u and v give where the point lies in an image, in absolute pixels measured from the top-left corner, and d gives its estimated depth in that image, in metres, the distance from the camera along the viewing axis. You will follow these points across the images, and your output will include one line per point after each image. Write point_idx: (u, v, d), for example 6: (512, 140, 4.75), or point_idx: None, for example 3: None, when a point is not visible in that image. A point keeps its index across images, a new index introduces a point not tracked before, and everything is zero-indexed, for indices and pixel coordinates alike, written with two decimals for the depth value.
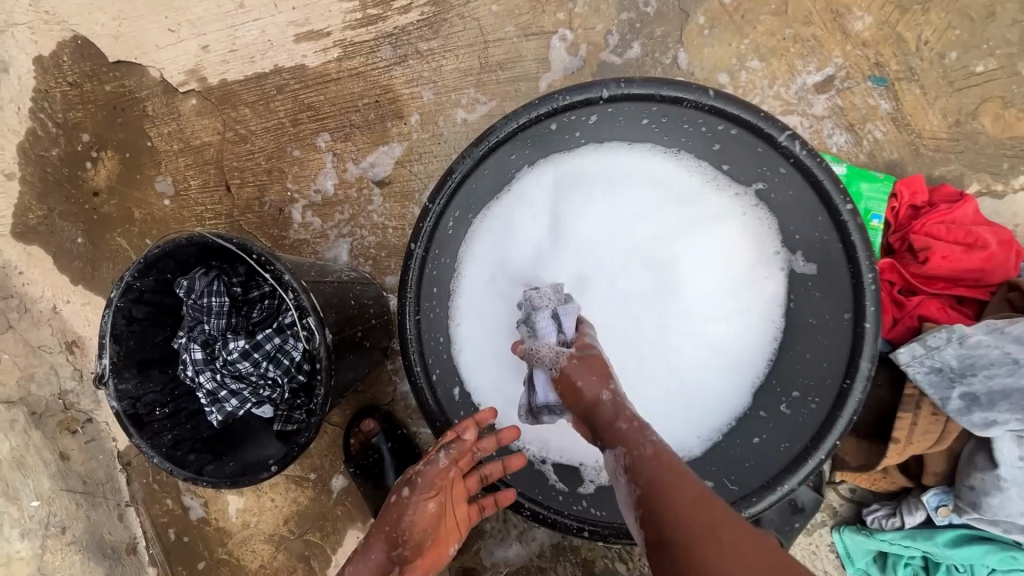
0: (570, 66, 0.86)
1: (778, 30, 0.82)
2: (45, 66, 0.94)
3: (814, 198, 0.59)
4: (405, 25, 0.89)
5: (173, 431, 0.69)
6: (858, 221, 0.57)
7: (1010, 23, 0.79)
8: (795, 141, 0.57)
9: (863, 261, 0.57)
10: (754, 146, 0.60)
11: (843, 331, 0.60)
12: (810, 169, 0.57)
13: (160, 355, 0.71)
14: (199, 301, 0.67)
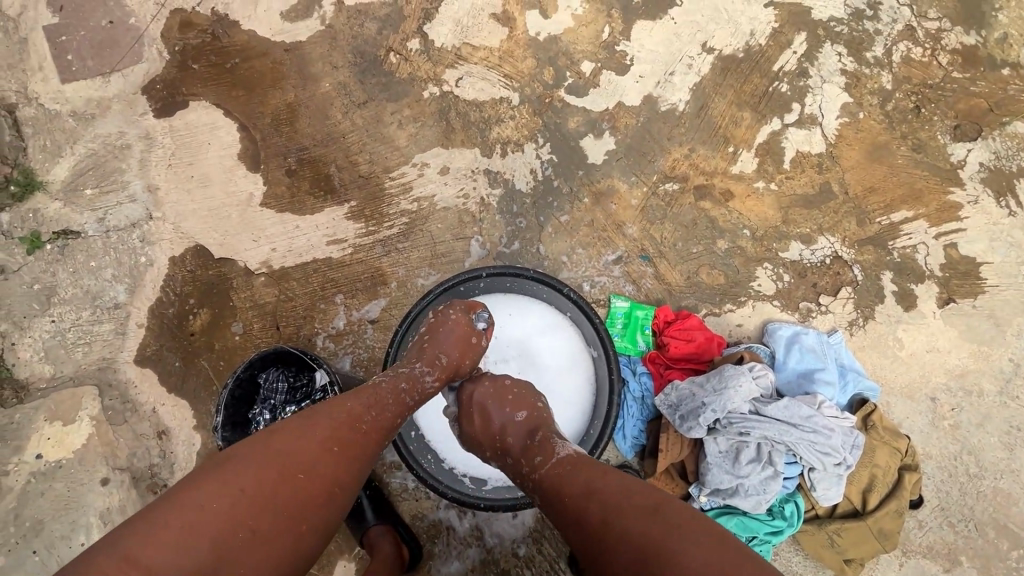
0: (480, 253, 1.56)
1: (590, 234, 1.54)
2: (175, 261, 1.59)
3: (587, 318, 1.28)
4: (390, 235, 1.59)
5: None
6: (603, 329, 1.25)
7: (706, 228, 1.52)
8: (572, 292, 1.27)
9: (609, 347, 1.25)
10: (558, 294, 1.30)
11: (608, 384, 1.25)
12: (582, 305, 1.27)
13: (243, 419, 1.25)
14: (272, 385, 1.26)
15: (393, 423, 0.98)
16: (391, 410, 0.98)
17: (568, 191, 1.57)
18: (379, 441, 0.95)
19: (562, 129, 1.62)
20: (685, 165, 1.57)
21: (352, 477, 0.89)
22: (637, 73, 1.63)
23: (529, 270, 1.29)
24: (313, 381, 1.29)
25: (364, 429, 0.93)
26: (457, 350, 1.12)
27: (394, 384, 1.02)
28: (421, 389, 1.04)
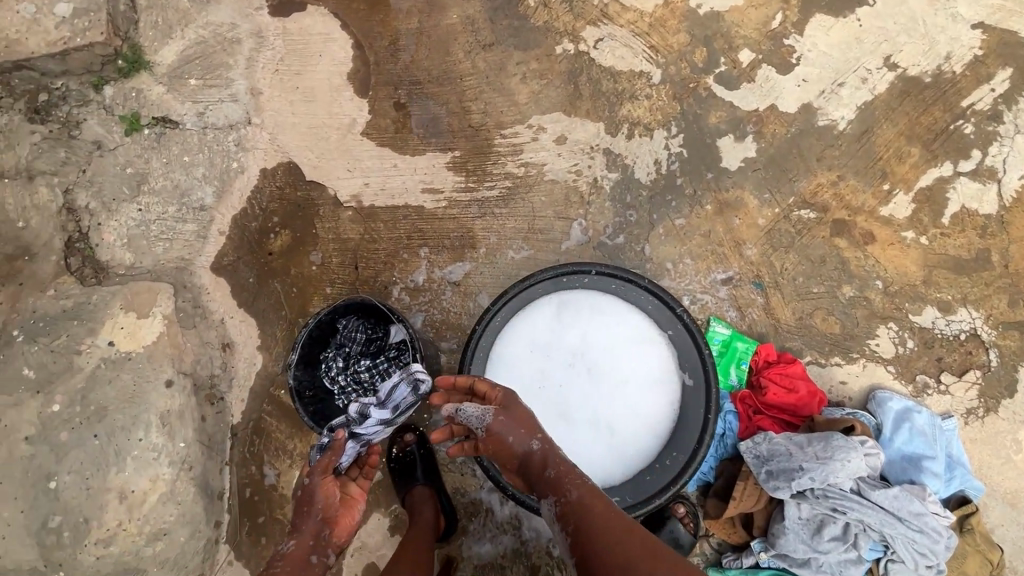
0: (580, 239, 1.43)
1: (704, 245, 1.40)
2: (265, 173, 1.53)
3: (694, 344, 1.15)
4: (489, 196, 1.48)
5: (313, 406, 1.18)
6: (711, 361, 1.12)
7: (835, 268, 1.37)
8: (685, 314, 1.14)
9: (712, 383, 1.11)
10: (667, 311, 1.17)
11: (700, 419, 1.13)
12: (692, 329, 1.14)
13: (314, 361, 1.21)
14: (350, 332, 1.22)
15: None
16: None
17: (690, 192, 1.42)
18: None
19: (700, 123, 1.45)
20: (828, 193, 1.39)
21: None
22: (801, 76, 1.43)
23: (644, 278, 1.16)
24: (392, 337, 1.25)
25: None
26: (306, 504, 1.02)
27: (264, 572, 0.93)
28: (285, 560, 0.95)
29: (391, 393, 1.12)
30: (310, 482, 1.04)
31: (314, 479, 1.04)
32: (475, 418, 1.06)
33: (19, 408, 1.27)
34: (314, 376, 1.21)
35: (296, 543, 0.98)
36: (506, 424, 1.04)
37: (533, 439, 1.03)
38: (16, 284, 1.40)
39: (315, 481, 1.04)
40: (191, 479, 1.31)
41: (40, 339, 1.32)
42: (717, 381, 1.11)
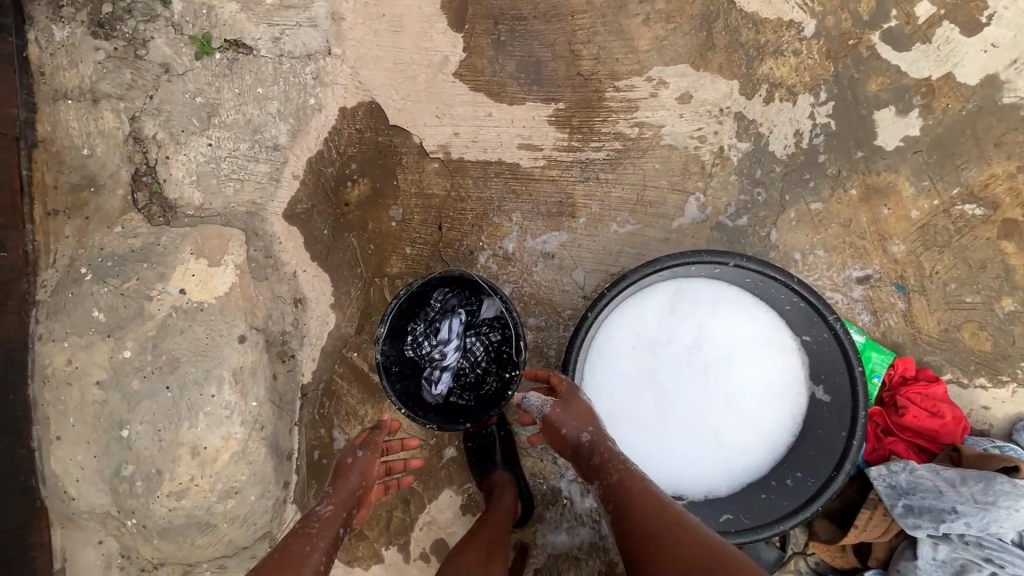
0: (696, 217, 1.26)
1: (842, 236, 1.21)
2: (344, 113, 1.38)
3: (842, 357, 0.96)
4: (594, 158, 1.30)
5: (399, 383, 1.08)
6: (863, 379, 0.94)
7: (996, 277, 1.17)
8: (837, 322, 0.95)
9: (861, 403, 0.94)
10: (813, 317, 0.99)
11: (839, 441, 0.96)
12: (844, 341, 0.95)
13: (399, 334, 1.11)
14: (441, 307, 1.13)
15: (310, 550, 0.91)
16: (311, 539, 0.93)
17: (834, 172, 1.22)
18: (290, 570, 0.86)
19: (855, 90, 1.22)
20: (1002, 187, 1.18)
21: None
22: (991, 40, 1.18)
23: (792, 277, 0.98)
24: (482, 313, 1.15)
25: (271, 568, 0.86)
26: (345, 475, 1.07)
27: (295, 531, 0.94)
28: (320, 520, 0.96)
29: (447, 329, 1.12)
30: (357, 454, 1.11)
31: (365, 449, 1.11)
32: (536, 407, 1.02)
33: (91, 351, 1.22)
34: (398, 352, 1.11)
35: (331, 509, 1.00)
36: (562, 416, 0.98)
37: (584, 429, 0.96)
38: (83, 218, 1.31)
39: (361, 457, 1.10)
40: (261, 439, 1.26)
41: (110, 280, 1.25)
42: (867, 403, 0.94)
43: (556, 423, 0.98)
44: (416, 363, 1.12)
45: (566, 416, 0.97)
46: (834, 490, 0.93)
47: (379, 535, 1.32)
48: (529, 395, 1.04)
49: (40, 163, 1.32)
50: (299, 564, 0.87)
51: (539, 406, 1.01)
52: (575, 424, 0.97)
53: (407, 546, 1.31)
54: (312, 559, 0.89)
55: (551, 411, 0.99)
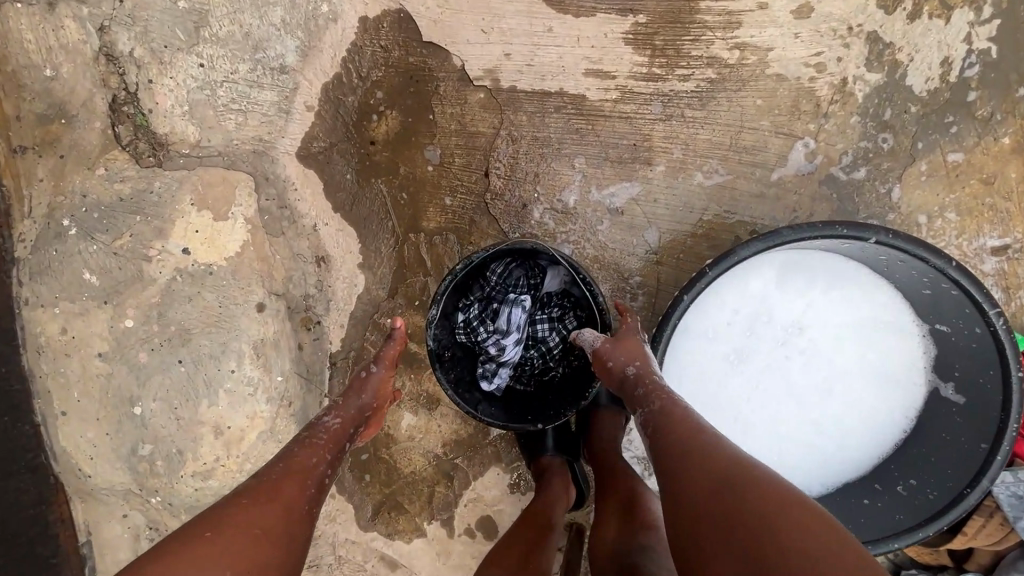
0: (803, 168, 1.03)
1: (981, 197, 1.00)
2: (366, 26, 1.11)
3: (995, 359, 0.80)
4: (680, 90, 1.05)
5: (455, 371, 1.01)
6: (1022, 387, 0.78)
7: None
8: (1000, 318, 0.77)
9: (1013, 414, 0.78)
10: (964, 307, 0.80)
11: (976, 455, 0.82)
12: (1003, 340, 0.77)
13: (452, 315, 1.01)
14: (502, 282, 1.01)
15: (314, 466, 0.83)
16: (314, 453, 0.85)
17: (983, 115, 0.98)
18: (298, 484, 0.79)
19: None
20: None
21: (286, 520, 0.74)
22: None
23: (949, 259, 0.78)
24: (545, 286, 1.03)
25: (280, 478, 0.79)
26: (357, 389, 0.98)
27: (300, 440, 0.87)
28: (326, 433, 0.88)
29: (512, 313, 1.00)
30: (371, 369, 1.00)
31: (380, 365, 1.00)
32: (588, 342, 0.92)
33: (87, 319, 1.06)
34: (454, 335, 1.02)
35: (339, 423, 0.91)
36: (612, 349, 0.87)
37: (632, 363, 0.84)
38: (57, 157, 1.09)
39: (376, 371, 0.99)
40: (291, 416, 1.14)
41: (99, 236, 1.05)
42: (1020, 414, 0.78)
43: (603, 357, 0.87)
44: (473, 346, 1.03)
45: (613, 351, 0.87)
46: (965, 510, 0.81)
47: (420, 509, 1.24)
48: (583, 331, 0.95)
49: None
50: (307, 479, 0.81)
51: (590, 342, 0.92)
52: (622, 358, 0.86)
53: (451, 521, 1.24)
54: (317, 475, 0.82)
55: (601, 346, 0.89)
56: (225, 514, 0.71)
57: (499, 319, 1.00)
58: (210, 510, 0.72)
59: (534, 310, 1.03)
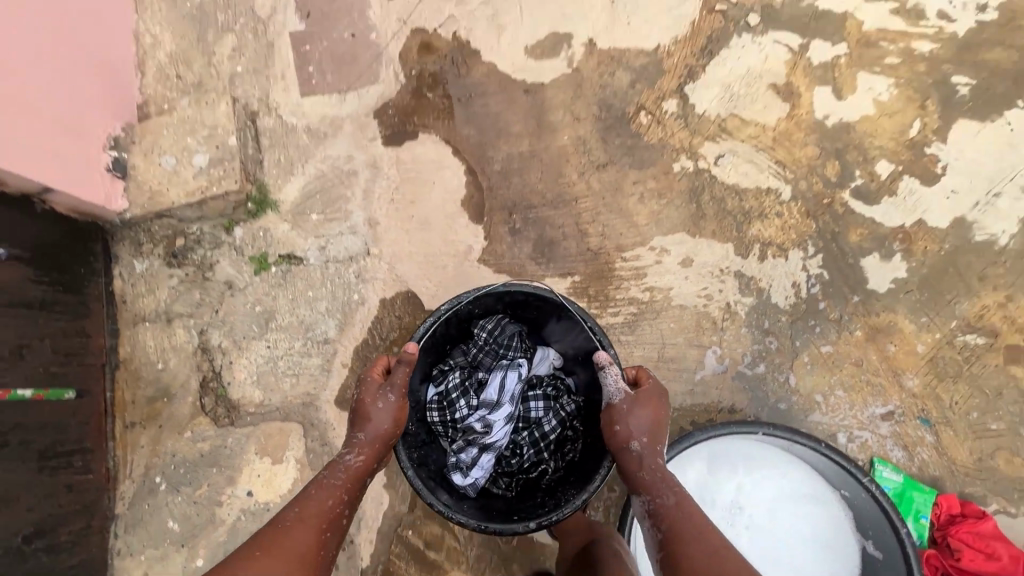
0: (717, 368, 1.36)
1: (857, 376, 1.30)
2: (384, 303, 1.55)
3: (884, 518, 1.05)
4: (613, 323, 1.43)
5: (418, 451, 1.31)
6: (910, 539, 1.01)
7: (1012, 402, 1.26)
8: (871, 483, 1.04)
9: (912, 563, 1.01)
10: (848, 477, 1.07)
11: None
12: (882, 502, 1.03)
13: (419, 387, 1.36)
14: (490, 344, 1.35)
15: (327, 508, 1.05)
16: (329, 499, 1.06)
17: (836, 316, 1.33)
18: (318, 521, 1.02)
19: (840, 242, 1.37)
20: (997, 316, 1.28)
21: (302, 559, 0.98)
22: (950, 187, 1.35)
23: (819, 440, 1.07)
24: (536, 368, 1.39)
25: (295, 519, 1.02)
26: (367, 420, 1.14)
27: (321, 480, 1.08)
28: (344, 473, 1.09)
29: (503, 387, 1.33)
30: (387, 399, 1.15)
31: (395, 394, 1.16)
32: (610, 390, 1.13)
33: (165, 563, 1.39)
34: (426, 417, 1.35)
35: (360, 461, 1.11)
36: (630, 415, 1.09)
37: (639, 440, 1.07)
38: (157, 426, 1.45)
39: (393, 399, 1.15)
40: None
41: (184, 489, 1.41)
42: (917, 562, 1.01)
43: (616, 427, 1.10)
44: (452, 421, 1.34)
45: (628, 422, 1.09)
46: None
47: None
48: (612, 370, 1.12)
49: (121, 381, 1.47)
50: (324, 523, 1.03)
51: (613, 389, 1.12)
52: (637, 432, 1.07)
53: None
54: (332, 514, 1.04)
55: (621, 410, 1.09)
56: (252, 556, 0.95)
57: (485, 388, 1.34)
58: (244, 547, 0.97)
59: (525, 389, 1.36)
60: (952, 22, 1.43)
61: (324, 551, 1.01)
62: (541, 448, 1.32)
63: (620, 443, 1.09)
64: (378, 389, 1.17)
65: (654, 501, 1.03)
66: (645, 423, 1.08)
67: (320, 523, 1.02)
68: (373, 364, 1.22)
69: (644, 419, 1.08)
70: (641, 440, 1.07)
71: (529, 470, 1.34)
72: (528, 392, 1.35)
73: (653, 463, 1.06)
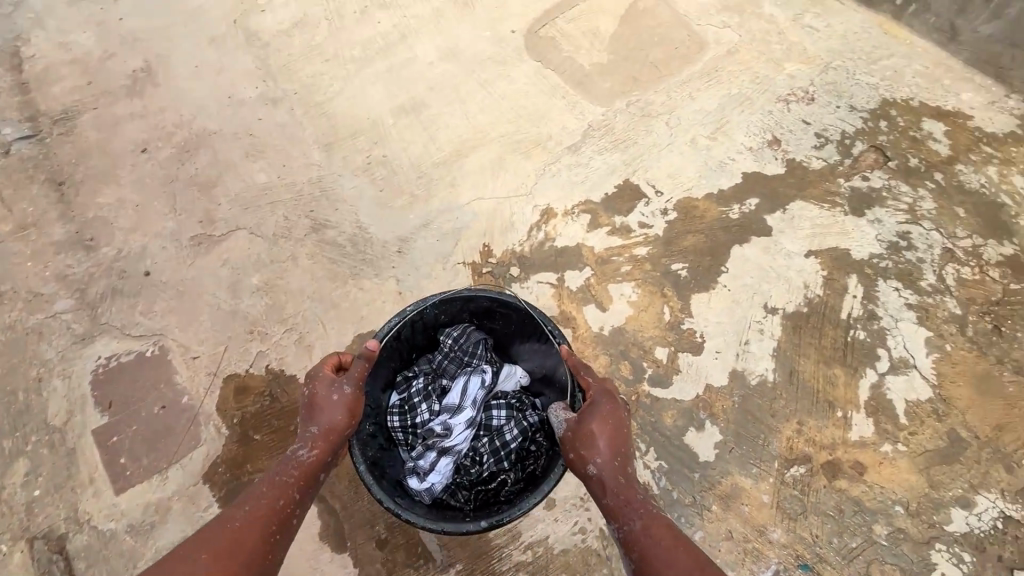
0: None
1: (733, 548, 1.42)
2: None
3: None
4: None
5: (376, 451, 1.60)
6: None
7: (856, 512, 1.42)
8: None
9: None
10: None
11: None
12: None
13: (401, 359, 1.73)
14: (455, 348, 1.69)
15: (278, 506, 1.23)
16: (280, 495, 1.24)
17: (691, 500, 1.47)
18: (268, 521, 1.19)
19: (660, 429, 1.55)
20: (802, 442, 1.50)
21: (253, 551, 1.14)
22: (714, 349, 1.64)
23: None
24: (502, 385, 1.70)
25: (248, 517, 1.19)
26: (322, 410, 1.35)
27: (279, 473, 1.27)
28: (297, 468, 1.29)
29: (467, 392, 1.64)
30: (343, 390, 1.39)
31: (351, 389, 1.40)
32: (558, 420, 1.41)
33: None
34: (402, 376, 1.72)
35: (313, 455, 1.31)
36: (586, 443, 1.29)
37: (595, 464, 1.26)
38: None
39: (348, 389, 1.40)
40: None
41: None
42: None
43: (574, 453, 1.32)
44: (411, 408, 1.65)
45: (585, 449, 1.29)
46: None
47: None
48: (558, 410, 1.43)
49: None
50: (275, 517, 1.21)
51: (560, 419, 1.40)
52: (593, 458, 1.27)
53: None
54: (282, 512, 1.22)
55: (571, 438, 1.34)
56: (203, 549, 1.11)
57: (447, 395, 1.66)
58: (191, 543, 1.11)
59: (489, 399, 1.67)
60: (651, 227, 1.88)
61: (274, 546, 1.18)
62: (501, 457, 1.59)
63: (582, 469, 1.28)
64: (332, 384, 1.39)
65: (622, 527, 1.16)
66: (598, 451, 1.28)
67: (270, 522, 1.20)
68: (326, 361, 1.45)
69: (597, 447, 1.28)
70: (597, 463, 1.26)
71: (488, 480, 1.59)
72: (491, 401, 1.66)
73: (615, 485, 1.23)
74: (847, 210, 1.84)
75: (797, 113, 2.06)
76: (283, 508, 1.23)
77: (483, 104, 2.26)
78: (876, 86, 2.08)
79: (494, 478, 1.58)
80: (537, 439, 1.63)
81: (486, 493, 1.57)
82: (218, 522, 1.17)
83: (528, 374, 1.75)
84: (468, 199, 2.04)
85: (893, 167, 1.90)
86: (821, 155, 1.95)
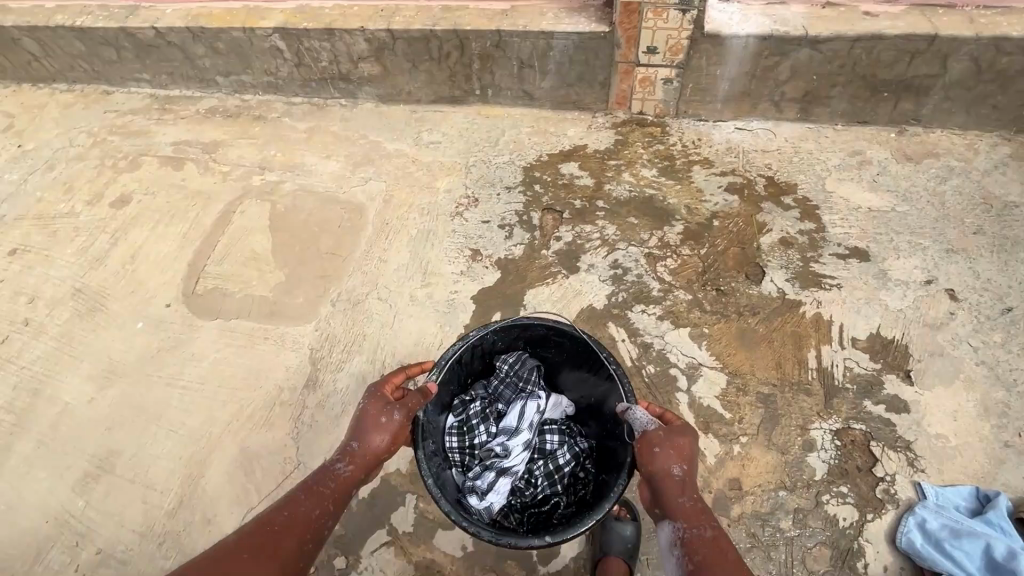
0: None
1: None
2: None
3: None
4: None
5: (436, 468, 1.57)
6: None
7: (762, 525, 1.46)
8: None
9: None
10: None
11: None
12: None
13: (454, 386, 1.73)
14: (507, 375, 1.72)
15: (312, 517, 1.26)
16: (319, 510, 1.28)
17: None
18: (304, 533, 1.23)
19: None
20: None
21: (286, 559, 1.18)
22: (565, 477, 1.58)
23: None
24: (552, 414, 1.71)
25: (286, 529, 1.22)
26: (376, 429, 1.36)
27: (318, 485, 1.31)
28: (337, 484, 1.31)
29: (523, 416, 1.65)
30: (394, 416, 1.37)
31: (403, 414, 1.39)
32: (637, 420, 1.37)
33: None
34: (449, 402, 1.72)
35: (351, 470, 1.34)
36: (669, 448, 1.30)
37: (679, 468, 1.29)
38: None
39: (400, 418, 1.38)
40: None
41: None
42: None
43: (653, 450, 1.30)
44: (469, 431, 1.65)
45: (670, 455, 1.29)
46: None
47: None
48: (637, 408, 1.38)
49: None
50: (310, 533, 1.24)
51: (640, 415, 1.37)
52: (675, 460, 1.28)
53: None
54: (318, 526, 1.26)
55: (655, 430, 1.33)
56: (243, 554, 1.15)
57: (504, 419, 1.67)
58: (228, 552, 1.14)
59: (542, 425, 1.69)
60: None
61: (303, 552, 1.22)
62: (555, 481, 1.60)
63: (664, 466, 1.29)
64: (386, 407, 1.39)
65: (692, 531, 1.22)
66: (680, 455, 1.30)
67: (304, 533, 1.24)
68: (390, 380, 1.44)
69: (680, 451, 1.30)
70: (680, 469, 1.28)
71: (541, 502, 1.60)
72: (544, 426, 1.68)
73: (689, 491, 1.27)
74: (565, 272, 1.98)
75: (474, 218, 2.17)
76: (318, 522, 1.27)
77: (185, 403, 1.87)
78: (511, 161, 2.32)
79: (547, 501, 1.59)
80: (587, 466, 1.62)
81: (540, 515, 1.59)
82: (257, 526, 1.22)
83: (574, 405, 1.77)
84: (236, 519, 1.65)
85: (569, 216, 2.12)
86: (516, 241, 2.08)
